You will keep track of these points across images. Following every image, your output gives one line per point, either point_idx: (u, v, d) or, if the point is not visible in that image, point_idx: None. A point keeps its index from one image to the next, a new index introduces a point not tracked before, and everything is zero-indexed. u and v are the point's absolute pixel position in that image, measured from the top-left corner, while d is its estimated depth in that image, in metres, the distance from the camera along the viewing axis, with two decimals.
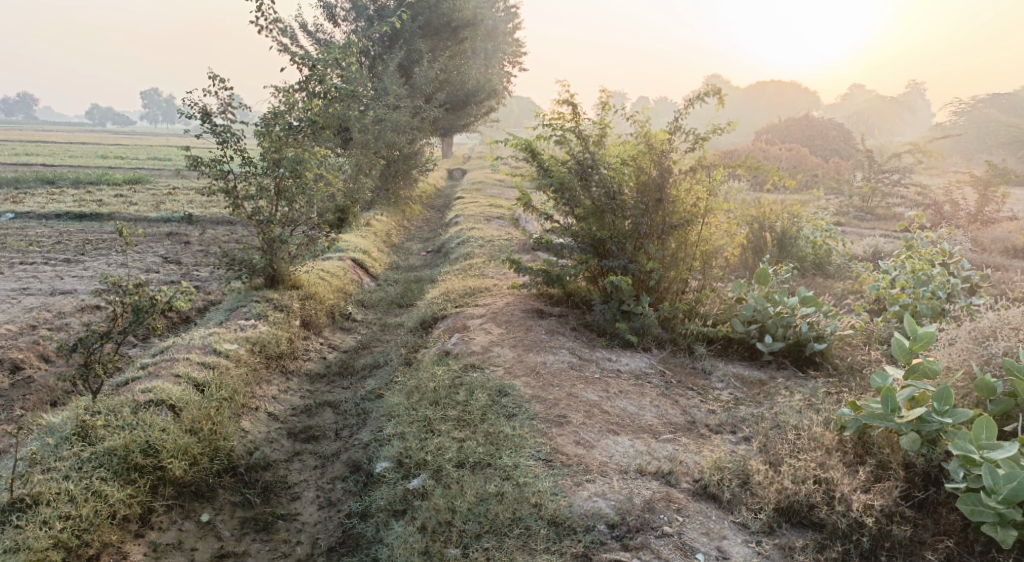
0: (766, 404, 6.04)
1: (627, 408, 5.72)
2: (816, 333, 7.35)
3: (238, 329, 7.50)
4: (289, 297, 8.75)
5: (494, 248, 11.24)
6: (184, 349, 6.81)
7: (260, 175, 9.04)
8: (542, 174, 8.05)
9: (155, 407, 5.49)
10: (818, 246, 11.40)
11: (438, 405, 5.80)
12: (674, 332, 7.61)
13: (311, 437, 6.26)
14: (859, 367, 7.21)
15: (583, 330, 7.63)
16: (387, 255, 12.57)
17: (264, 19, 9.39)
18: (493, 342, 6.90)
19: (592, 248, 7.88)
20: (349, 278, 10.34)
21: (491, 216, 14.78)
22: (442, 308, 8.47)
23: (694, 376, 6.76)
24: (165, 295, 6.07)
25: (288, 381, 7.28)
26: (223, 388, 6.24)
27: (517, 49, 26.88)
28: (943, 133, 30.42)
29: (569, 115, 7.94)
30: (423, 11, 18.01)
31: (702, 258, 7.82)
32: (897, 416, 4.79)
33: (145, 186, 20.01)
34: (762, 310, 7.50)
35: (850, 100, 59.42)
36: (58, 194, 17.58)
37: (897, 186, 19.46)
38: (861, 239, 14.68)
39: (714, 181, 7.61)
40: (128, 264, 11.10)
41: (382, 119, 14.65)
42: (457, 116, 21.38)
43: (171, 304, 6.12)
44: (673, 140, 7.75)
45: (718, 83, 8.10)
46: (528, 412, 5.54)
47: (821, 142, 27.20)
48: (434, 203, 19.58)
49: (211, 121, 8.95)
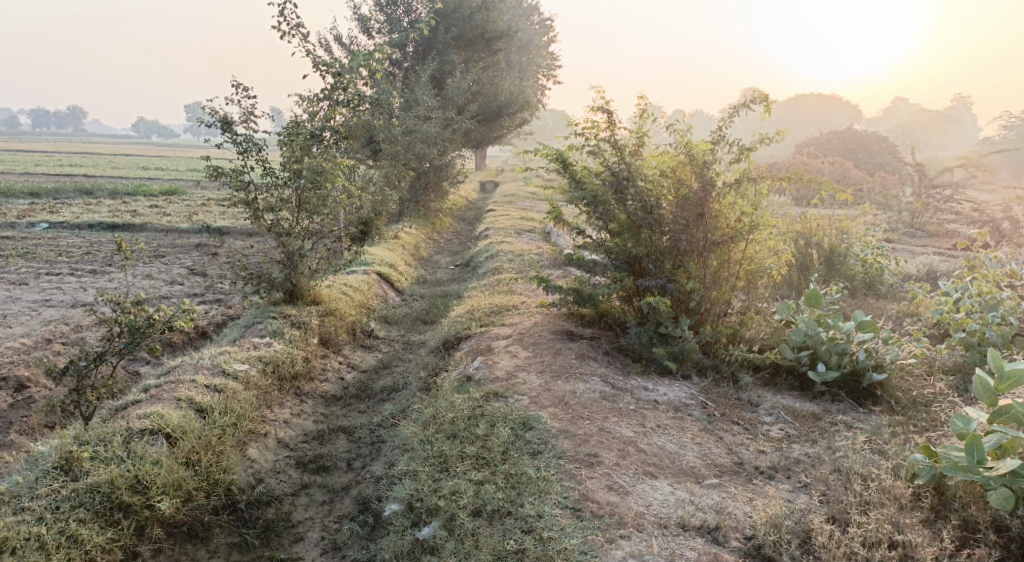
0: (821, 444, 5.43)
1: (666, 446, 5.14)
2: (875, 362, 6.79)
3: (251, 348, 7.05)
4: (308, 313, 8.30)
5: (524, 263, 10.74)
6: (191, 369, 6.36)
7: (281, 187, 8.63)
8: (574, 187, 7.52)
9: (149, 435, 5.05)
10: (869, 265, 10.69)
11: (456, 439, 5.28)
12: (717, 358, 6.99)
13: (322, 467, 5.79)
14: (924, 401, 6.56)
15: (617, 355, 7.05)
16: (414, 269, 12.14)
17: (286, 26, 9.05)
18: (519, 367, 6.37)
19: (628, 265, 7.32)
20: (373, 293, 9.91)
21: (522, 229, 14.29)
22: (467, 327, 7.96)
23: (740, 409, 6.14)
24: (165, 314, 5.60)
25: (302, 403, 6.83)
26: (229, 413, 5.79)
27: (552, 62, 26.47)
28: (992, 147, 29.24)
29: (603, 124, 7.40)
30: (456, 22, 17.63)
31: (747, 278, 7.28)
32: (983, 467, 4.21)
33: (181, 197, 19.92)
34: (814, 335, 6.88)
35: (892, 114, 58.05)
36: (94, 204, 17.53)
37: (950, 202, 18.55)
38: (912, 258, 13.88)
39: (760, 194, 7.03)
40: (153, 275, 10.82)
41: (412, 130, 14.27)
42: (490, 128, 20.98)
43: (170, 323, 5.66)
44: (716, 151, 7.18)
45: (765, 90, 7.50)
46: (555, 449, 5.00)
47: (864, 155, 26.29)
48: (465, 216, 19.16)
49: (232, 131, 8.55)
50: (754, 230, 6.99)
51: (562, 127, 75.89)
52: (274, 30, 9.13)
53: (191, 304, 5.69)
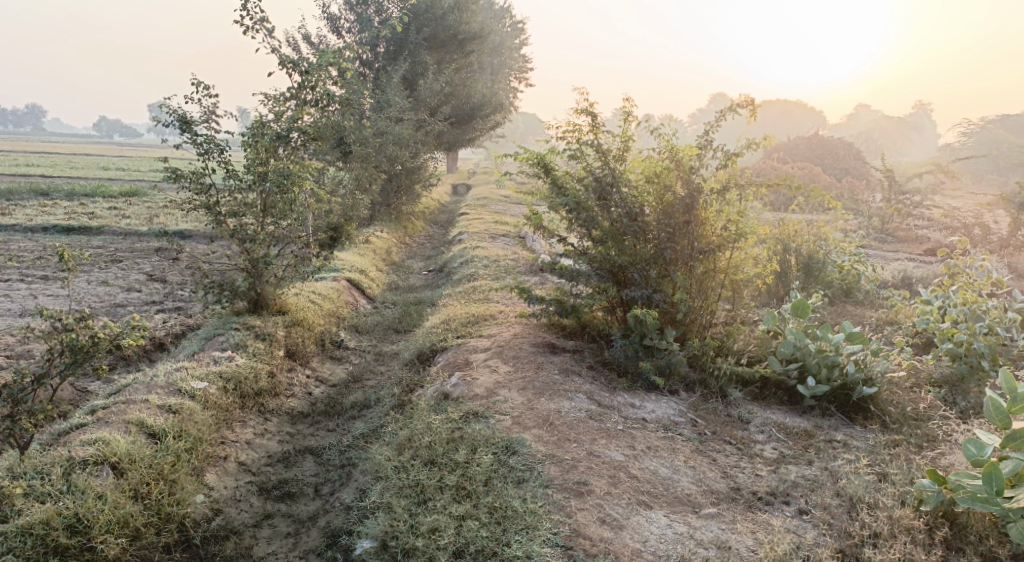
0: (818, 466, 5.17)
1: (658, 471, 4.83)
2: (865, 375, 6.56)
3: (211, 363, 6.58)
4: (273, 324, 7.84)
5: (500, 269, 10.39)
6: (143, 388, 5.89)
7: (245, 190, 8.17)
8: (556, 193, 7.17)
9: (93, 465, 4.70)
10: (847, 271, 10.52)
11: (433, 465, 4.93)
12: (704, 371, 6.68)
13: (287, 494, 5.43)
14: (915, 416, 6.35)
15: (602, 369, 6.72)
16: (385, 275, 11.71)
17: (250, 20, 8.61)
18: (500, 384, 5.99)
19: (611, 274, 6.99)
20: (343, 301, 9.48)
21: (496, 234, 13.94)
22: (442, 339, 7.57)
23: (731, 426, 5.85)
24: (111, 331, 5.10)
25: (266, 422, 6.40)
26: (186, 436, 5.40)
27: (524, 64, 26.17)
28: (954, 154, 29.60)
29: (586, 126, 7.09)
30: (428, 22, 17.22)
31: (733, 287, 6.99)
32: (1003, 498, 4.08)
33: (141, 199, 19.21)
34: (803, 347, 6.63)
35: (856, 119, 58.78)
36: (50, 206, 16.77)
37: (919, 208, 18.63)
38: (887, 264, 13.80)
39: (746, 202, 6.74)
40: (109, 282, 10.24)
41: (382, 132, 13.83)
42: (462, 130, 20.58)
43: (117, 341, 5.19)
44: (702, 156, 6.89)
45: (749, 94, 7.25)
46: (541, 477, 4.67)
47: (832, 161, 26.39)
48: (437, 220, 18.75)
49: (192, 131, 8.09)
50: (740, 238, 6.70)
51: (532, 128, 75.65)
52: (237, 24, 8.68)
53: (141, 319, 5.22)
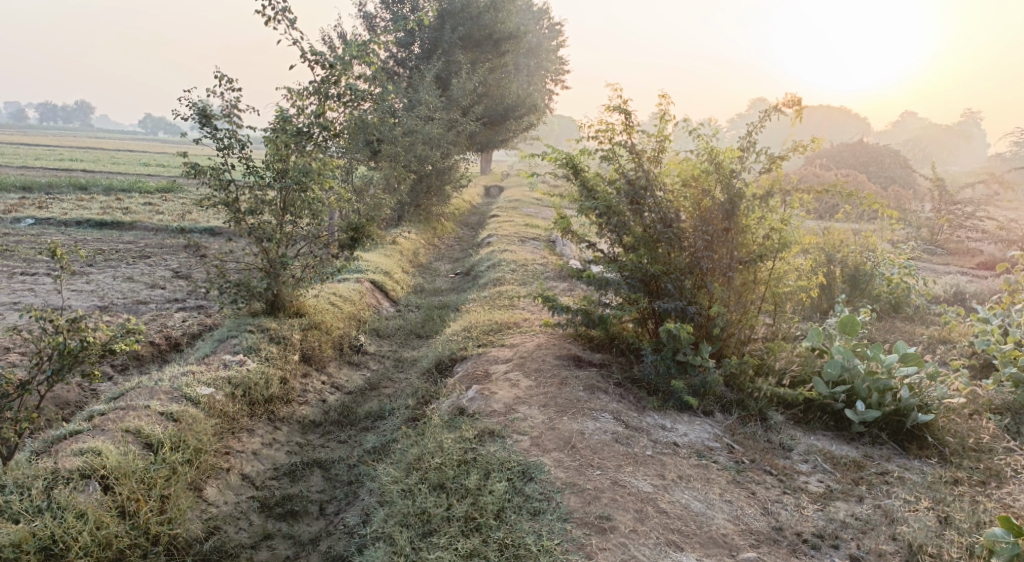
0: (868, 504, 4.71)
1: (691, 505, 4.43)
2: (920, 401, 6.03)
3: (220, 367, 6.21)
4: (289, 327, 7.49)
5: (528, 274, 9.99)
6: (146, 393, 5.56)
7: (265, 187, 7.83)
8: (585, 195, 6.71)
9: (79, 479, 4.46)
10: (895, 284, 9.87)
11: (442, 490, 4.57)
12: (743, 391, 6.18)
13: (289, 512, 5.10)
14: (975, 448, 5.80)
15: (630, 386, 6.22)
16: (411, 277, 11.37)
17: (273, 11, 8.32)
18: (520, 399, 5.57)
19: (644, 284, 6.51)
20: (365, 303, 9.12)
21: (526, 237, 13.53)
22: (463, 347, 7.17)
23: (772, 453, 5.37)
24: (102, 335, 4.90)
25: (275, 431, 6.02)
26: (184, 447, 5.08)
27: (561, 67, 25.73)
28: (1005, 163, 28.47)
29: (619, 125, 6.63)
30: (464, 22, 16.88)
31: (775, 301, 6.48)
32: None
33: (177, 195, 19.13)
34: (852, 367, 6.17)
35: (901, 127, 57.22)
36: (86, 200, 16.72)
37: (971, 219, 17.80)
38: (938, 277, 13.11)
39: (791, 209, 6.25)
40: (133, 277, 10.00)
41: (413, 131, 13.48)
42: (495, 131, 20.18)
43: (109, 345, 5.00)
44: (745, 159, 6.39)
45: (795, 94, 6.74)
46: (560, 509, 4.31)
47: (876, 168, 25.50)
48: (468, 221, 18.36)
49: (213, 126, 7.77)
50: (784, 247, 6.19)
51: (569, 131, 75.08)
52: (260, 15, 8.38)
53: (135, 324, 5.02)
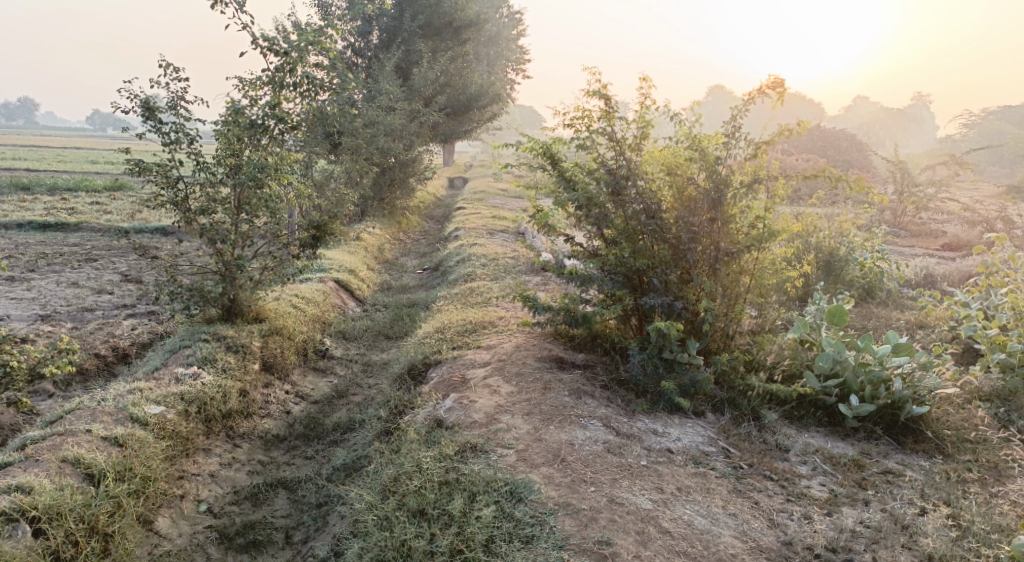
0: (876, 511, 4.46)
1: (694, 522, 4.15)
2: (914, 393, 5.76)
3: (172, 381, 5.68)
4: (248, 334, 6.96)
5: (499, 268, 9.60)
6: (88, 415, 5.04)
7: (217, 185, 7.27)
8: (563, 187, 6.32)
9: (7, 523, 4.05)
10: (869, 269, 9.68)
11: (422, 517, 4.23)
12: (734, 390, 5.86)
13: (253, 543, 4.68)
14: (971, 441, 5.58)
15: (617, 388, 5.87)
16: (376, 273, 10.89)
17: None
18: (501, 408, 5.17)
19: (628, 280, 6.14)
20: (329, 304, 8.63)
21: (494, 229, 13.14)
22: (437, 350, 6.74)
23: (770, 455, 5.08)
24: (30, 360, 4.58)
25: (234, 449, 5.54)
26: (131, 477, 4.64)
27: (522, 55, 25.25)
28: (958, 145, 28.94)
29: (598, 111, 6.24)
30: (424, 9, 16.33)
31: (762, 292, 6.17)
32: None
33: (127, 193, 18.24)
34: (843, 360, 5.87)
35: (856, 111, 57.85)
36: (29, 201, 15.79)
37: (934, 201, 17.92)
38: (908, 260, 13.06)
39: (775, 198, 5.96)
40: (79, 283, 9.33)
41: (374, 123, 12.91)
42: (459, 122, 19.67)
43: (38, 369, 4.66)
44: (730, 146, 6.06)
45: (779, 76, 6.46)
46: (554, 535, 4.00)
47: (835, 152, 25.62)
48: (432, 214, 17.89)
49: (157, 119, 7.16)
50: (771, 237, 5.89)
51: (530, 121, 74.14)
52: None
53: (66, 344, 4.68)
